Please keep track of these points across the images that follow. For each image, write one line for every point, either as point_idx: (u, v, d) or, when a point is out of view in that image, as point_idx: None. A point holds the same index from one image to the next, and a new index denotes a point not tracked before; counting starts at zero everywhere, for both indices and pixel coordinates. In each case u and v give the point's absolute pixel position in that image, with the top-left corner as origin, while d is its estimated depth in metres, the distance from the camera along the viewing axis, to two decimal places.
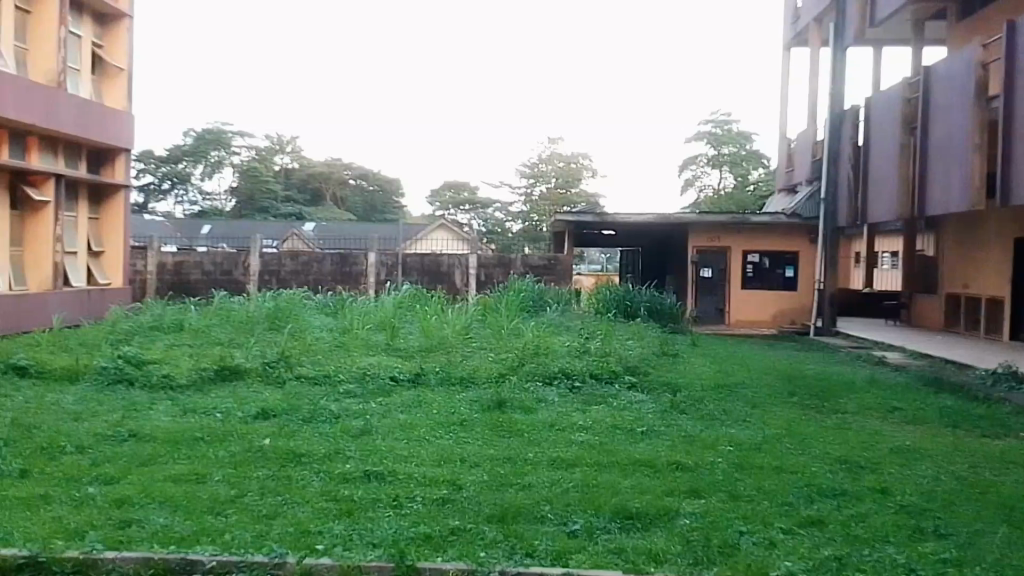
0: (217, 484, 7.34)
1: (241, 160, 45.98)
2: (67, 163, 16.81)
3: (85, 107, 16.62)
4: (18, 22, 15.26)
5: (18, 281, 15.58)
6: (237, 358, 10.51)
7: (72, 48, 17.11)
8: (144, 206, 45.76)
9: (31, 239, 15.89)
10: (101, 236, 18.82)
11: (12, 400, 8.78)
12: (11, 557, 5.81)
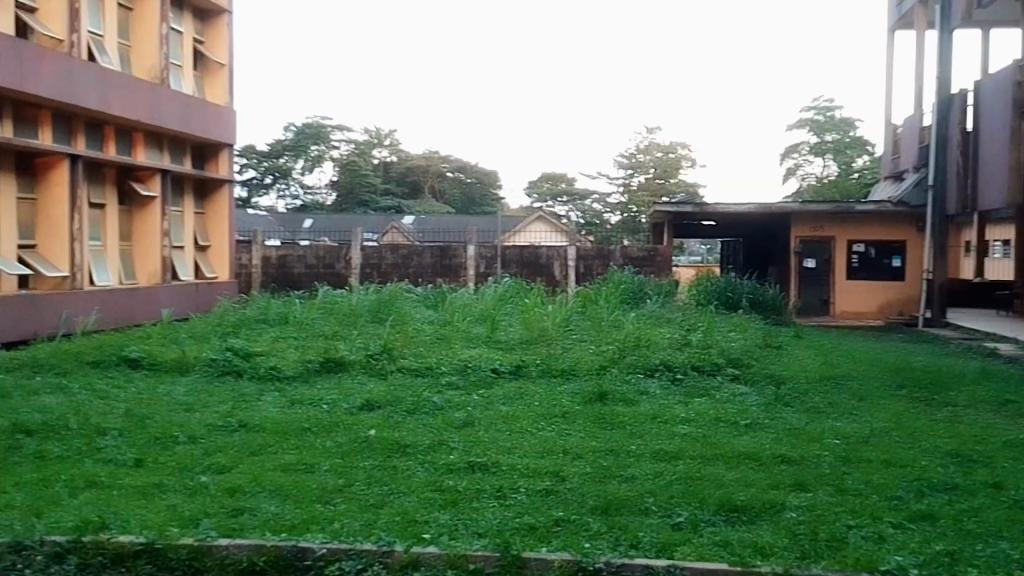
0: (325, 474, 7.42)
1: (340, 154, 44.11)
2: (173, 158, 17.09)
3: (188, 103, 16.85)
4: (122, 20, 15.82)
5: (128, 275, 16.04)
6: (341, 350, 10.75)
7: (175, 45, 17.43)
8: (246, 202, 44.69)
9: (138, 233, 16.36)
10: (207, 230, 19.14)
11: (126, 391, 9.04)
12: (129, 543, 5.90)
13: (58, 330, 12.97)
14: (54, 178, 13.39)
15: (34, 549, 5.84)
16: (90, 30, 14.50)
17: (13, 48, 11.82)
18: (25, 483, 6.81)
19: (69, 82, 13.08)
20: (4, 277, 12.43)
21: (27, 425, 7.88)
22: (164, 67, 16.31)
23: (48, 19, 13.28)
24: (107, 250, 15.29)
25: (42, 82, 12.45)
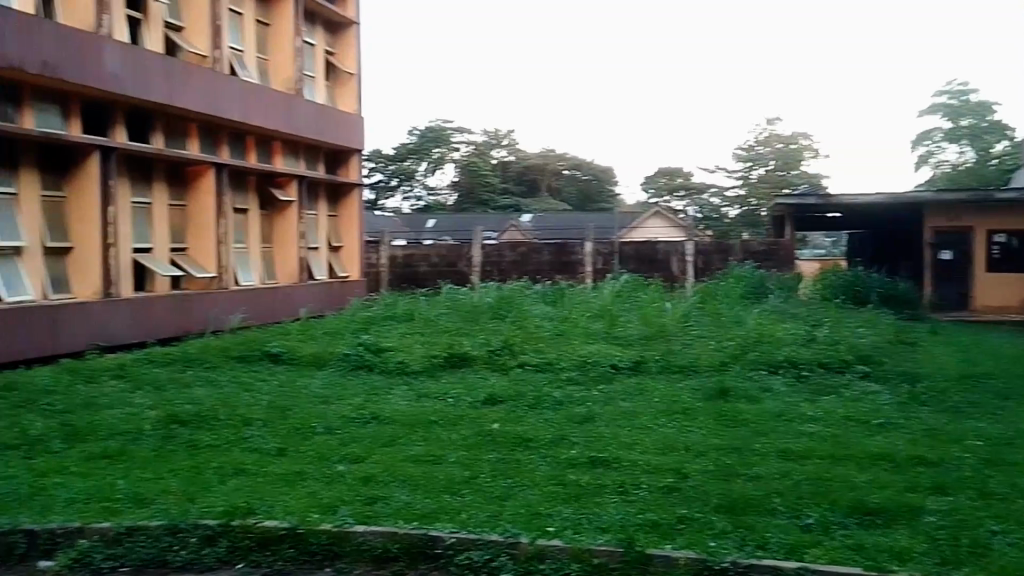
0: (452, 466, 7.64)
1: (460, 155, 45.08)
2: (307, 164, 17.99)
3: (320, 112, 17.65)
4: (260, 36, 16.77)
5: (269, 275, 16.98)
6: (464, 345, 11.08)
7: (308, 57, 18.36)
8: (375, 204, 46.56)
9: (277, 236, 17.27)
10: (339, 232, 19.93)
11: (269, 384, 9.64)
12: (274, 526, 6.26)
13: (206, 327, 13.82)
14: (200, 186, 14.37)
15: (188, 531, 6.24)
16: (231, 46, 15.49)
17: (163, 66, 12.73)
18: (181, 468, 7.31)
19: (213, 96, 13.96)
20: (157, 277, 13.33)
21: (183, 415, 8.48)
22: (298, 77, 17.15)
23: (193, 37, 14.26)
24: (249, 253, 16.19)
25: (188, 97, 13.33)
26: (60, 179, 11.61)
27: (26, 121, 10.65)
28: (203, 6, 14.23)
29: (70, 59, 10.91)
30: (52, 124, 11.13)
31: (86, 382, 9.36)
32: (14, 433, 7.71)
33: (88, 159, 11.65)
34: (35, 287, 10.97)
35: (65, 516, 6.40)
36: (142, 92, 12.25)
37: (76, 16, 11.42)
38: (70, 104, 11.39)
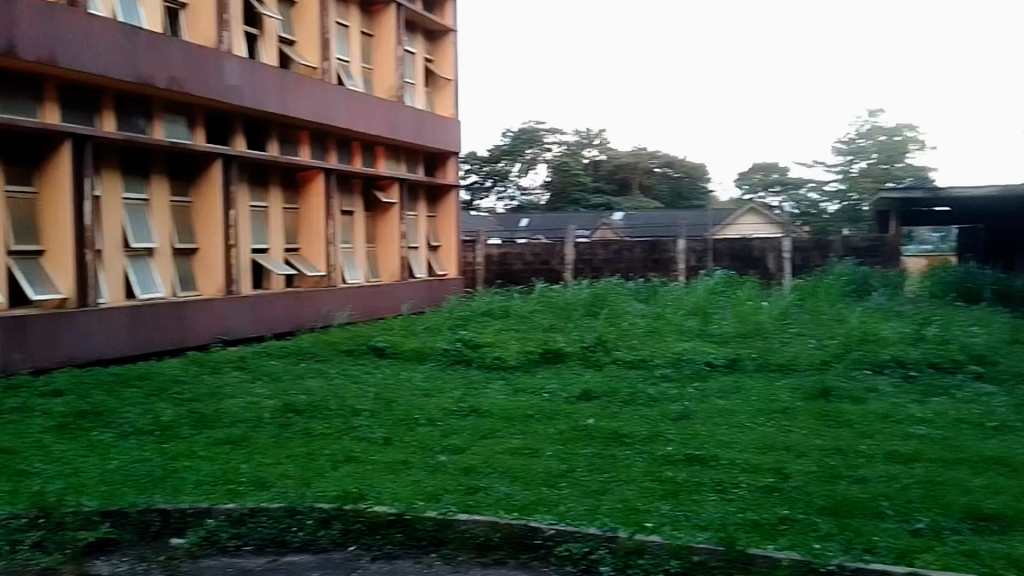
0: (550, 459, 7.81)
1: (552, 155, 45.38)
2: (408, 167, 18.58)
3: (420, 116, 18.18)
4: (364, 46, 17.44)
5: (374, 273, 17.61)
6: (558, 342, 11.29)
7: (409, 65, 18.99)
8: (470, 204, 47.50)
9: (381, 236, 17.91)
10: (437, 232, 20.46)
11: (375, 376, 10.09)
12: (382, 512, 6.60)
13: (316, 322, 14.50)
14: (311, 190, 15.08)
15: (305, 514, 6.64)
16: (338, 57, 16.23)
17: (277, 77, 13.44)
18: (296, 455, 7.77)
19: (322, 104, 14.63)
20: (272, 276, 14.09)
21: (297, 404, 9.00)
22: (399, 85, 17.78)
23: (304, 49, 15.03)
24: (355, 252, 16.85)
25: (300, 106, 14.02)
26: (187, 185, 12.48)
27: (157, 132, 11.51)
28: (313, 20, 14.98)
29: (195, 73, 11.69)
30: (180, 134, 11.97)
31: (210, 373, 10.04)
32: (150, 418, 8.38)
33: (211, 166, 12.47)
34: (165, 285, 11.84)
35: (194, 497, 6.89)
36: (259, 102, 12.98)
37: (201, 35, 12.27)
38: (195, 115, 12.21)
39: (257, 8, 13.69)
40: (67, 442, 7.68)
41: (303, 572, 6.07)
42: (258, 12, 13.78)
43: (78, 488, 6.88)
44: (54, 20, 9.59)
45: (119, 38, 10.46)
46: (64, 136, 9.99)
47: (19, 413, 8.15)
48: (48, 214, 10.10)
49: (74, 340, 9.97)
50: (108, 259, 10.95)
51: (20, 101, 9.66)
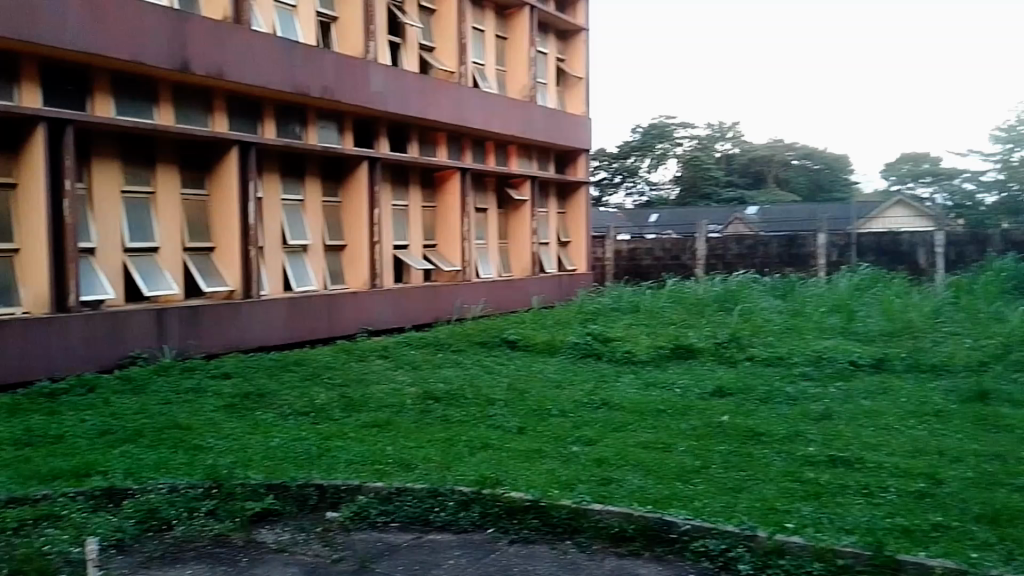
0: (683, 454, 7.80)
1: (683, 150, 44.86)
2: (540, 165, 18.92)
3: (552, 115, 18.46)
4: (499, 48, 17.90)
5: (506, 268, 18.07)
6: (690, 337, 11.26)
7: (541, 66, 19.32)
8: (599, 201, 47.75)
9: (513, 231, 18.31)
10: (568, 227, 20.68)
11: (509, 367, 10.42)
12: (519, 498, 6.84)
13: (452, 315, 15.08)
14: (448, 188, 15.67)
15: (447, 495, 7.01)
16: (474, 61, 16.79)
17: (418, 83, 14.07)
18: (437, 440, 8.19)
19: (460, 107, 15.17)
20: (413, 271, 14.76)
21: (437, 392, 9.45)
22: (532, 86, 18.13)
23: (443, 55, 15.66)
24: (489, 248, 17.35)
25: (440, 109, 14.61)
26: (336, 186, 13.32)
27: (311, 137, 12.38)
28: (451, 26, 15.57)
29: (345, 81, 12.46)
30: (331, 139, 12.81)
31: (358, 360, 10.70)
32: (305, 401, 9.07)
33: (359, 168, 13.23)
34: (317, 278, 12.70)
35: (347, 474, 7.42)
36: (402, 107, 13.65)
37: (350, 45, 13.09)
38: (344, 121, 13.02)
39: (400, 17, 14.42)
40: (235, 421, 8.45)
41: (445, 550, 6.40)
42: (401, 22, 14.51)
43: (245, 463, 7.54)
44: (223, 38, 10.54)
45: (279, 53, 11.33)
46: (232, 143, 10.94)
47: (193, 393, 9.03)
48: (216, 214, 11.10)
49: (238, 328, 10.89)
50: (269, 256, 11.88)
51: (194, 112, 10.71)
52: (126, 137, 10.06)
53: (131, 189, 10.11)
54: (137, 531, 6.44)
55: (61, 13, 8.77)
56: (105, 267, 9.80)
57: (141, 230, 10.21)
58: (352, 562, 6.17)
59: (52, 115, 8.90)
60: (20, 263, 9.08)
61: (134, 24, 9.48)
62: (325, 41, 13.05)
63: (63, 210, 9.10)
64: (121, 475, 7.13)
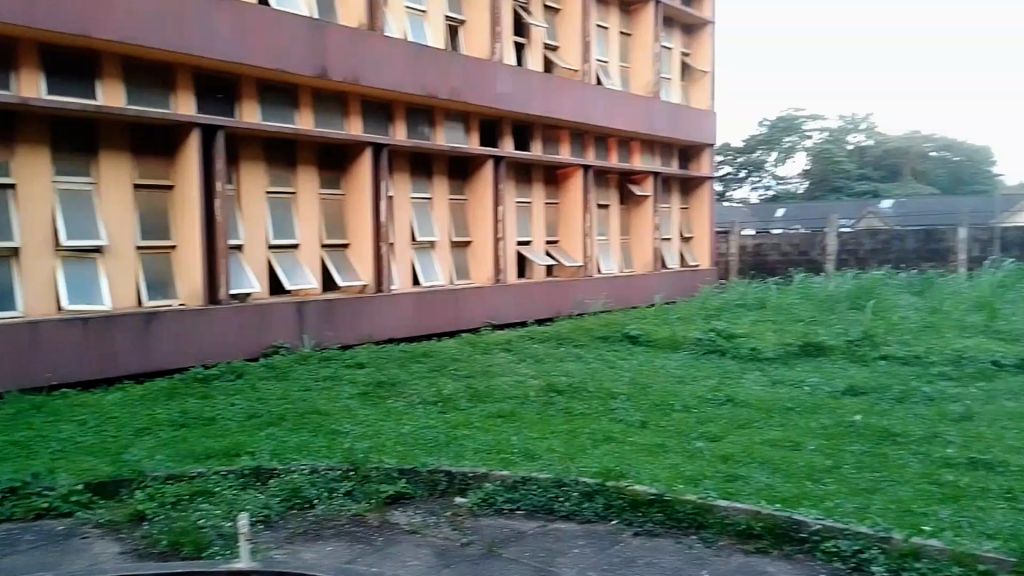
0: (813, 453, 7.62)
1: (813, 143, 43.41)
2: (662, 160, 18.78)
3: (676, 111, 18.29)
4: (623, 44, 17.92)
5: (627, 263, 18.00)
6: (820, 335, 11.20)
7: (666, 60, 19.17)
8: (723, 196, 47.07)
9: (634, 227, 18.23)
10: (691, 222, 20.44)
11: (632, 362, 10.51)
12: (643, 491, 6.87)
13: (573, 310, 15.25)
14: (570, 185, 15.86)
15: (570, 486, 7.13)
16: (598, 58, 16.89)
17: (542, 81, 14.28)
18: (560, 431, 8.36)
19: (582, 104, 15.28)
20: (535, 266, 15.01)
21: (560, 385, 9.62)
22: (655, 81, 18.04)
23: (566, 53, 15.85)
24: (610, 243, 17.38)
25: (562, 107, 14.76)
26: (462, 185, 13.74)
27: (438, 137, 12.81)
28: (575, 25, 15.75)
29: (471, 82, 12.82)
30: (458, 138, 13.23)
31: (481, 353, 11.02)
32: (433, 391, 9.45)
33: (483, 167, 13.60)
34: (444, 274, 13.15)
35: (474, 462, 7.68)
36: (525, 105, 13.89)
37: (475, 48, 13.50)
38: (470, 121, 13.41)
39: (524, 18, 14.74)
40: (369, 408, 8.92)
41: (570, 540, 6.52)
42: (525, 23, 14.83)
43: (379, 448, 7.94)
44: (357, 44, 11.09)
45: (409, 57, 11.80)
46: (365, 144, 11.49)
47: (330, 381, 9.59)
48: (352, 213, 11.73)
49: (370, 320, 11.43)
50: (400, 252, 12.42)
51: (331, 116, 11.36)
52: (270, 140, 10.78)
53: (275, 189, 10.84)
54: (281, 508, 6.90)
55: (212, 27, 9.50)
56: (251, 262, 10.55)
57: (283, 229, 10.92)
58: (480, 547, 6.40)
59: (205, 121, 9.65)
60: (177, 259, 9.94)
61: (278, 35, 10.16)
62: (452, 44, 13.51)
63: (214, 209, 9.89)
64: (268, 455, 7.65)
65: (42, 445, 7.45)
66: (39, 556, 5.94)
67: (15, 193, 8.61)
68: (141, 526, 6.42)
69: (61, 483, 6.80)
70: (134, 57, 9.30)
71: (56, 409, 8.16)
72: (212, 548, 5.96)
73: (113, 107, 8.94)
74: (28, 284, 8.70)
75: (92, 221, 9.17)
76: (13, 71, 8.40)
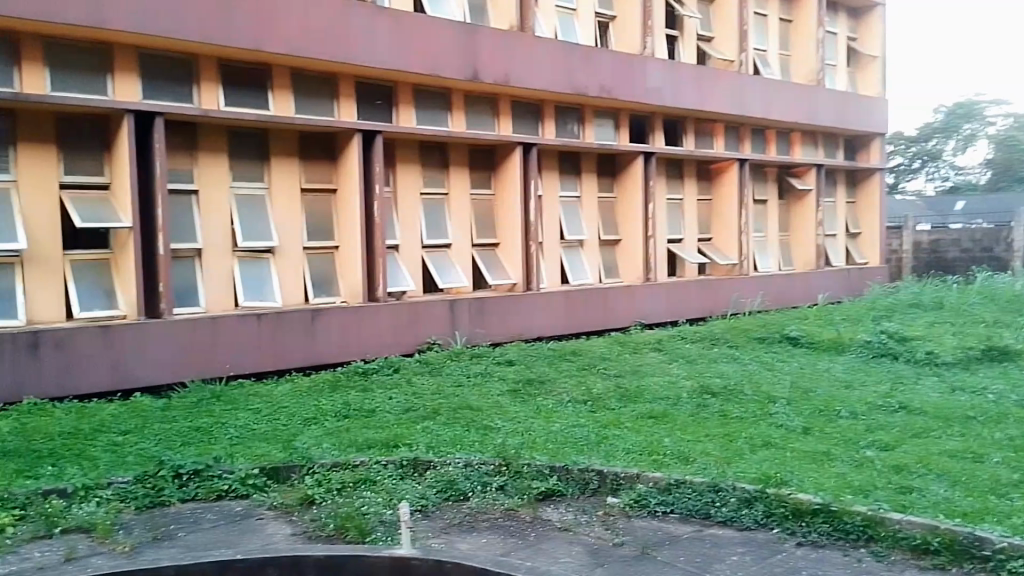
0: (998, 466, 6.97)
1: (996, 129, 40.11)
2: (827, 151, 17.87)
3: (841, 99, 17.32)
4: (783, 31, 17.25)
5: (787, 261, 17.31)
6: (1005, 339, 10.53)
7: (831, 46, 18.29)
8: (895, 187, 44.47)
9: (795, 223, 17.46)
10: (858, 217, 19.35)
11: (791, 364, 10.13)
12: (806, 500, 6.43)
13: (728, 310, 14.81)
14: (724, 181, 15.39)
15: (728, 491, 6.80)
16: (755, 48, 16.30)
17: (695, 74, 13.92)
18: (715, 435, 8.10)
19: (738, 95, 14.75)
20: (686, 264, 14.74)
21: (713, 387, 9.35)
22: (819, 68, 17.25)
23: (722, 43, 15.43)
24: (768, 240, 16.75)
25: (717, 99, 14.32)
26: (610, 182, 13.64)
27: (588, 135, 12.78)
28: (731, 14, 15.31)
29: (622, 78, 12.69)
30: (607, 136, 13.14)
31: (632, 352, 10.91)
32: (582, 389, 9.43)
33: (632, 163, 13.45)
34: (593, 272, 13.14)
35: (626, 462, 7.53)
36: (678, 100, 13.58)
37: (626, 43, 13.42)
38: (620, 117, 13.27)
39: (677, 10, 14.48)
40: (520, 405, 9.03)
41: (729, 546, 6.24)
42: (678, 15, 14.58)
43: (531, 445, 7.99)
44: (510, 45, 11.26)
45: (558, 55, 11.82)
46: (516, 145, 11.64)
47: (481, 377, 9.79)
48: (502, 213, 11.93)
49: (520, 318, 11.59)
50: (548, 251, 12.53)
51: (483, 117, 11.61)
52: (424, 142, 11.15)
53: (429, 191, 11.21)
54: (438, 500, 7.10)
55: (372, 36, 9.93)
56: (407, 261, 10.96)
57: (436, 228, 11.27)
58: (634, 548, 6.27)
59: (365, 126, 10.10)
60: (339, 259, 10.47)
61: (433, 40, 10.48)
62: (602, 40, 13.48)
63: (373, 211, 10.33)
64: (424, 448, 7.88)
65: (222, 432, 8.00)
66: (219, 534, 6.36)
67: (198, 198, 9.36)
68: (310, 510, 6.79)
69: (238, 467, 7.25)
70: (302, 68, 9.89)
71: (233, 398, 8.78)
72: (374, 534, 6.21)
73: (283, 116, 9.54)
74: (208, 281, 9.45)
75: (264, 224, 9.83)
76: (195, 86, 9.18)
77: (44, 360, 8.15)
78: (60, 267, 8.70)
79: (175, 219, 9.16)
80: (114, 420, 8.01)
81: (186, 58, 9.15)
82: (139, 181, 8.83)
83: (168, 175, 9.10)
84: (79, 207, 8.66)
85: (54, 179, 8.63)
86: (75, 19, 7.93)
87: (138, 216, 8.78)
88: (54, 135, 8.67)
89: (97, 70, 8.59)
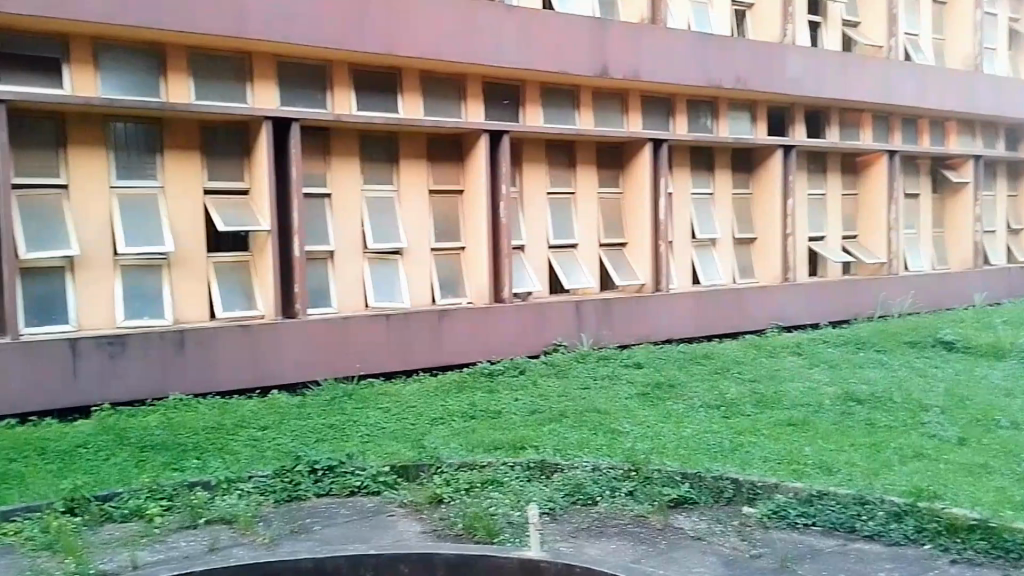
0: None
1: None
2: (984, 141, 16.74)
3: (1000, 84, 16.20)
4: (937, 13, 16.29)
5: (942, 260, 16.28)
6: None
7: (990, 28, 17.11)
8: None
9: (949, 218, 16.44)
10: (1018, 212, 18.02)
11: (946, 370, 9.53)
12: (961, 515, 5.87)
13: (875, 311, 14.07)
14: (873, 173, 14.66)
15: (876, 504, 6.29)
16: (906, 32, 15.44)
17: (840, 62, 13.25)
18: (860, 444, 7.62)
19: (888, 84, 13.97)
20: (829, 264, 14.11)
21: (859, 394, 8.86)
22: (977, 52, 16.26)
23: (869, 29, 14.73)
24: (920, 236, 15.82)
25: (863, 85, 13.59)
26: (746, 178, 13.22)
27: (722, 128, 12.36)
28: None
29: (758, 69, 12.18)
30: (743, 129, 12.67)
31: (768, 356, 10.49)
32: (715, 394, 9.11)
33: (770, 156, 13.00)
34: (726, 272, 12.77)
35: (763, 471, 7.11)
36: (820, 90, 12.97)
37: (765, 32, 13.01)
38: (756, 110, 12.80)
39: None
40: (649, 409, 8.80)
41: (876, 562, 5.73)
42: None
43: (662, 450, 7.71)
44: (642, 38, 11.01)
45: (689, 47, 11.48)
46: (645, 141, 11.43)
47: (608, 379, 9.62)
48: (630, 212, 11.73)
49: (651, 319, 11.35)
50: (678, 250, 12.23)
51: (614, 114, 11.41)
52: (552, 141, 11.10)
53: (555, 191, 11.15)
54: (566, 503, 6.93)
55: (500, 34, 9.88)
56: (534, 261, 10.92)
57: (564, 228, 11.18)
58: (772, 560, 5.83)
59: (491, 127, 10.09)
60: (466, 259, 10.51)
61: (561, 36, 10.35)
62: (739, 30, 13.07)
63: (500, 212, 10.33)
64: (552, 450, 7.74)
65: (353, 429, 8.13)
66: (352, 529, 6.41)
67: (330, 202, 9.59)
68: (439, 509, 6.76)
69: (370, 464, 7.32)
70: (432, 72, 9.98)
71: (363, 396, 8.92)
72: (503, 536, 6.09)
73: (412, 119, 9.64)
74: (341, 282, 9.68)
75: (395, 225, 9.97)
76: (328, 91, 9.38)
77: (190, 357, 8.50)
78: (203, 268, 9.05)
79: (310, 222, 9.43)
80: (251, 416, 8.25)
81: (322, 65, 9.36)
82: (275, 184, 9.10)
83: (304, 179, 9.37)
84: (220, 211, 9.01)
85: (198, 184, 8.99)
86: (216, 28, 8.22)
87: (275, 219, 9.06)
88: (199, 142, 9.04)
89: (236, 78, 8.90)
